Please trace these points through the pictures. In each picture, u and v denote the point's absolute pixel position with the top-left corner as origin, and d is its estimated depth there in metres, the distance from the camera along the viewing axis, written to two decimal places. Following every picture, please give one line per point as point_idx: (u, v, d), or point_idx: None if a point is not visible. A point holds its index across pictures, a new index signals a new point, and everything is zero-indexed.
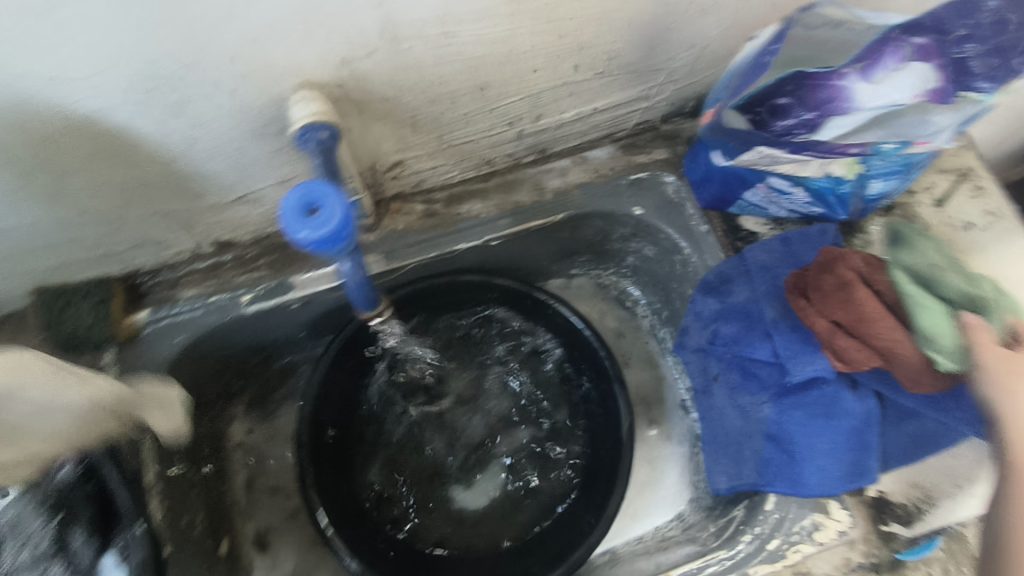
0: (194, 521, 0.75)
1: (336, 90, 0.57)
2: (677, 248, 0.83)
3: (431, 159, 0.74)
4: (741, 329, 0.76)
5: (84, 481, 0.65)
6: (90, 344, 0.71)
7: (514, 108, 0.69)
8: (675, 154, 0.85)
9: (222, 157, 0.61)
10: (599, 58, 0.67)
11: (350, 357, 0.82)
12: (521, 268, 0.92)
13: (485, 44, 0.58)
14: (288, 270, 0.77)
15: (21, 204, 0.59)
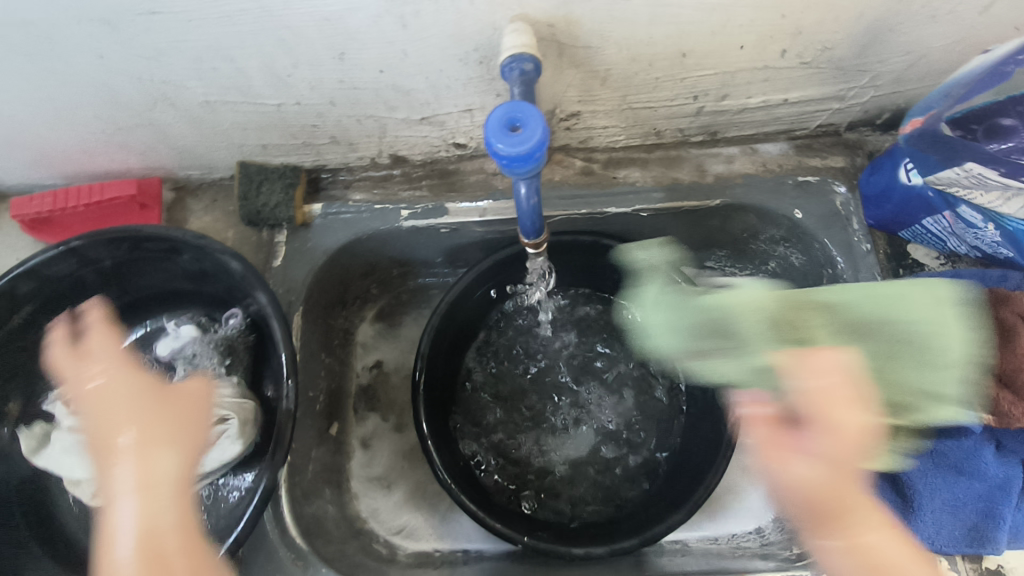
0: (318, 398, 0.83)
1: (546, 29, 0.60)
2: (830, 261, 0.79)
3: (607, 118, 0.75)
4: None
5: (247, 332, 0.74)
6: (278, 221, 0.81)
7: (705, 82, 0.70)
8: (852, 164, 0.81)
9: (428, 75, 0.66)
10: (806, 47, 0.65)
11: (480, 290, 0.87)
12: (658, 247, 0.92)
13: (703, 10, 0.59)
14: (446, 195, 0.82)
15: (255, 84, 0.67)
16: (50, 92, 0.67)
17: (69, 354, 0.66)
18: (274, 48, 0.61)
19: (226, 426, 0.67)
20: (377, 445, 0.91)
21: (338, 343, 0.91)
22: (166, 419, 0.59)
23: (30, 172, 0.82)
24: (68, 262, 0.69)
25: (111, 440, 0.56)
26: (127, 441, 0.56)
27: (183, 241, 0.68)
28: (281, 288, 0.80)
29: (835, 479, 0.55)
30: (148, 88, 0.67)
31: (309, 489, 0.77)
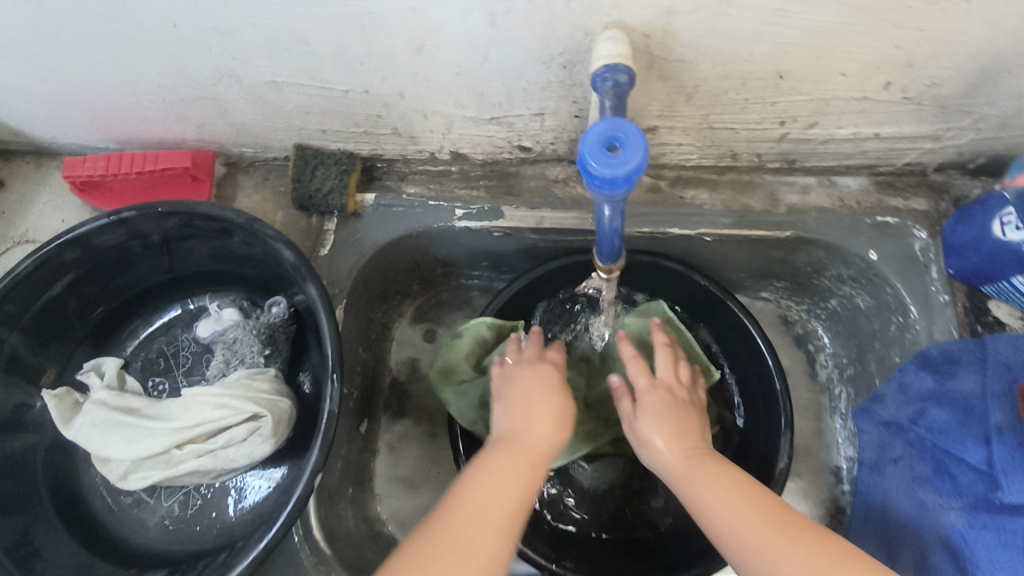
0: (351, 394, 0.81)
1: (640, 39, 0.56)
2: (901, 309, 0.74)
3: (683, 135, 0.72)
4: (955, 420, 0.67)
5: (289, 323, 0.72)
6: (329, 208, 0.79)
7: (796, 108, 0.66)
8: (936, 208, 0.76)
9: (505, 74, 0.63)
10: (913, 81, 0.60)
11: (527, 300, 0.84)
12: (714, 273, 0.88)
13: (810, 32, 0.54)
14: (503, 198, 0.79)
15: (325, 67, 0.64)
16: (117, 57, 0.65)
17: (547, 368, 0.66)
18: (353, 33, 0.59)
19: (259, 423, 0.64)
20: (404, 448, 0.88)
21: (375, 337, 0.88)
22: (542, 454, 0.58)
23: (85, 134, 0.80)
24: (117, 233, 0.68)
25: (541, 425, 0.59)
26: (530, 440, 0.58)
27: (234, 223, 0.66)
28: (326, 277, 0.78)
29: (676, 437, 0.63)
30: (217, 61, 0.65)
31: (335, 489, 0.75)
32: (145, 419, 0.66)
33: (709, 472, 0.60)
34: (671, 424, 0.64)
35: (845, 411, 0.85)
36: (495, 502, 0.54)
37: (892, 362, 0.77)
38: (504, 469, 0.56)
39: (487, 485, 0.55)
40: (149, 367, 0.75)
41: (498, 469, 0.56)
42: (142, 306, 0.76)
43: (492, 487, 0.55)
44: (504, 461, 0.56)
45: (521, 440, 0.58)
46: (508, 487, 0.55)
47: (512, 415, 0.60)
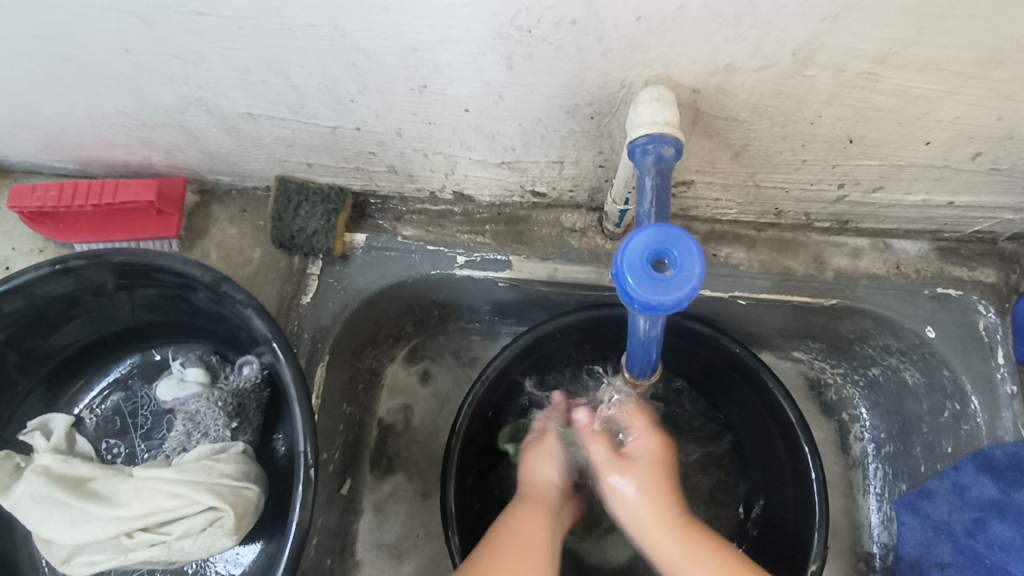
0: (332, 458, 0.72)
1: (687, 94, 0.47)
2: (959, 396, 0.65)
3: (723, 191, 0.62)
4: (1022, 539, 0.58)
5: (261, 388, 0.63)
6: (314, 251, 0.69)
7: (861, 172, 0.56)
8: (1005, 282, 0.67)
9: (521, 121, 0.53)
10: (1009, 154, 0.51)
11: (534, 359, 0.76)
12: (743, 333, 0.79)
13: (901, 99, 0.45)
14: (510, 246, 0.69)
15: (309, 103, 0.54)
16: (64, 80, 0.55)
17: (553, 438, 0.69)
18: (341, 71, 0.49)
19: (219, 514, 0.55)
20: (389, 511, 0.80)
21: (363, 387, 0.79)
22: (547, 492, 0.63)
23: (37, 154, 0.70)
24: (63, 284, 0.58)
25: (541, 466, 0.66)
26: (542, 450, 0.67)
27: (200, 280, 0.57)
28: (307, 329, 0.68)
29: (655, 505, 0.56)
30: (181, 91, 0.55)
31: (309, 568, 0.67)
32: (90, 499, 0.57)
33: (688, 538, 0.54)
34: (655, 478, 0.58)
35: (880, 492, 0.77)
36: (526, 536, 0.56)
37: (941, 451, 0.68)
38: (530, 519, 0.58)
39: (518, 531, 0.57)
40: (105, 426, 0.66)
41: (522, 517, 0.58)
42: (98, 355, 0.68)
43: (524, 529, 0.57)
44: (527, 512, 0.59)
45: (540, 493, 0.63)
46: (538, 532, 0.57)
47: (540, 462, 0.66)
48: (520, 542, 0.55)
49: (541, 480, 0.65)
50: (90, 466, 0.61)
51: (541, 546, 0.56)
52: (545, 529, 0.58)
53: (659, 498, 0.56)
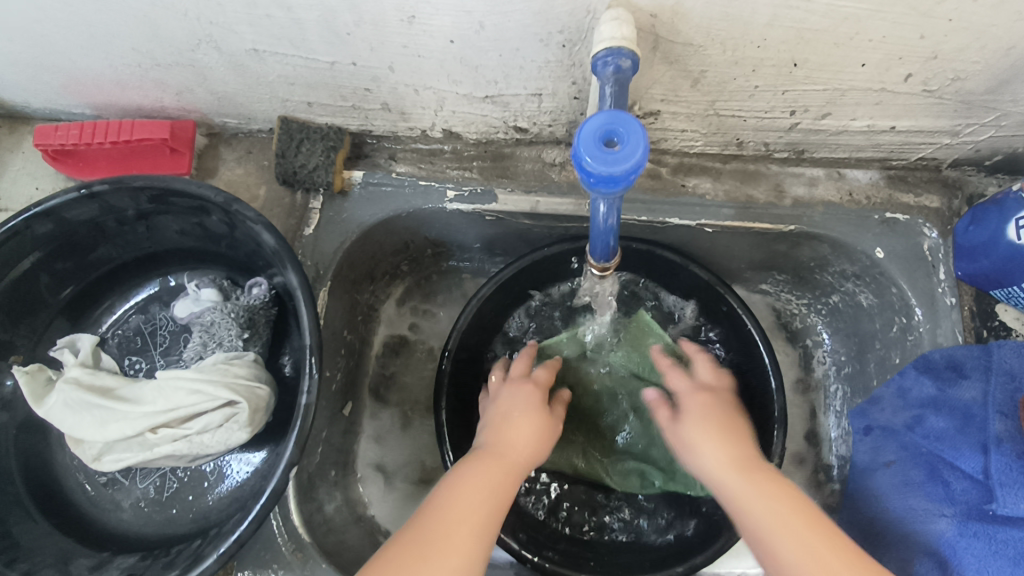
0: (335, 377, 0.78)
1: (646, 19, 0.53)
2: (906, 310, 0.72)
3: (688, 121, 0.68)
4: (953, 428, 0.65)
5: (270, 305, 0.69)
6: (315, 185, 0.74)
7: (809, 97, 0.62)
8: (948, 207, 0.73)
9: (501, 51, 0.59)
10: (936, 74, 0.57)
11: (519, 289, 0.82)
12: (714, 265, 0.85)
13: (833, 19, 0.51)
14: (496, 180, 0.75)
15: (309, 38, 0.60)
16: (86, 19, 0.61)
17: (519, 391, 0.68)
18: (337, 1, 0.54)
19: (236, 410, 0.62)
20: (388, 433, 0.86)
21: (362, 319, 0.85)
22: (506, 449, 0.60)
23: (58, 98, 0.76)
24: (89, 207, 0.64)
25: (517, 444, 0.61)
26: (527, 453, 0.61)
27: (213, 201, 0.63)
28: (309, 259, 0.74)
29: (723, 446, 0.58)
30: (193, 27, 0.60)
31: (316, 473, 0.73)
32: (118, 401, 0.64)
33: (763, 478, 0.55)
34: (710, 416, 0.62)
35: (839, 409, 0.83)
36: (461, 513, 0.53)
37: (891, 363, 0.75)
38: (471, 486, 0.55)
39: (453, 505, 0.54)
40: (126, 344, 0.73)
41: (465, 485, 0.55)
42: (119, 281, 0.74)
43: (465, 493, 0.54)
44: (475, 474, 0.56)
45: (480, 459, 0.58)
46: (475, 510, 0.53)
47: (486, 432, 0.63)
48: (453, 518, 0.52)
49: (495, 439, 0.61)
50: (115, 376, 0.67)
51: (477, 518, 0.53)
52: (489, 495, 0.55)
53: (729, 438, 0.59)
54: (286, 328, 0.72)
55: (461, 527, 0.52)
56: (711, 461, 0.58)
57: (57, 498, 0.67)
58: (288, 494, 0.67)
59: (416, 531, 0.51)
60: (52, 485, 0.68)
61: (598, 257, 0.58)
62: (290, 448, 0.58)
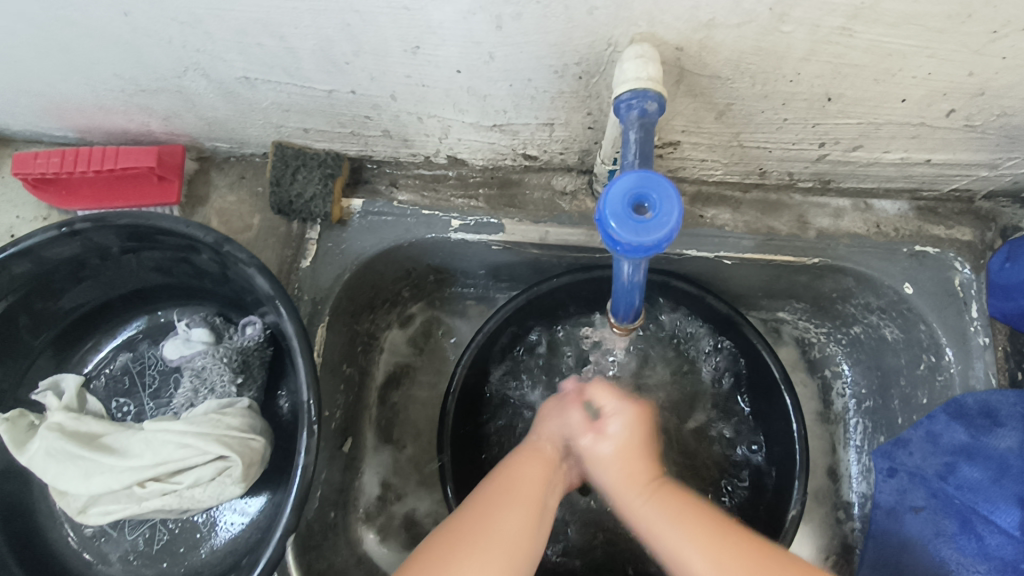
0: (334, 416, 0.74)
1: (671, 52, 0.49)
2: (935, 349, 0.68)
3: (709, 151, 0.64)
4: (988, 478, 0.62)
5: (264, 346, 0.65)
6: (312, 216, 0.70)
7: (841, 130, 0.58)
8: (981, 239, 0.69)
9: (512, 82, 0.55)
10: (981, 110, 0.54)
11: (526, 321, 0.78)
12: (730, 295, 0.81)
13: (875, 54, 0.48)
14: (503, 210, 0.71)
15: (304, 67, 0.56)
16: (65, 45, 0.57)
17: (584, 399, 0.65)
18: (336, 30, 0.50)
19: (228, 463, 0.58)
20: (388, 468, 0.82)
21: (362, 350, 0.80)
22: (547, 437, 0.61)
23: (39, 122, 0.72)
24: (69, 246, 0.60)
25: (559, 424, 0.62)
26: None
27: (202, 241, 0.59)
28: (306, 293, 0.69)
29: (628, 473, 0.56)
30: (180, 55, 0.56)
31: (315, 519, 0.69)
32: (102, 452, 0.60)
33: (661, 499, 0.54)
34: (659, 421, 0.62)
35: (860, 445, 0.80)
36: (517, 488, 0.56)
37: (918, 403, 0.71)
38: (523, 474, 0.57)
39: (512, 483, 0.56)
40: (113, 385, 0.69)
41: (514, 472, 0.57)
42: (106, 318, 0.70)
43: (522, 477, 0.56)
44: (526, 458, 0.58)
45: (536, 451, 0.59)
46: (536, 488, 0.56)
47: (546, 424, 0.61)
48: (508, 497, 0.55)
49: (551, 434, 0.60)
50: (101, 422, 0.63)
51: (534, 494, 0.56)
52: (540, 484, 0.57)
53: (635, 467, 0.56)
54: (282, 368, 0.68)
55: (514, 514, 0.53)
56: (620, 478, 0.56)
57: (41, 551, 0.64)
58: (286, 549, 0.64)
59: (470, 514, 0.53)
60: (36, 536, 0.64)
61: (621, 319, 0.61)
62: (286, 513, 0.54)
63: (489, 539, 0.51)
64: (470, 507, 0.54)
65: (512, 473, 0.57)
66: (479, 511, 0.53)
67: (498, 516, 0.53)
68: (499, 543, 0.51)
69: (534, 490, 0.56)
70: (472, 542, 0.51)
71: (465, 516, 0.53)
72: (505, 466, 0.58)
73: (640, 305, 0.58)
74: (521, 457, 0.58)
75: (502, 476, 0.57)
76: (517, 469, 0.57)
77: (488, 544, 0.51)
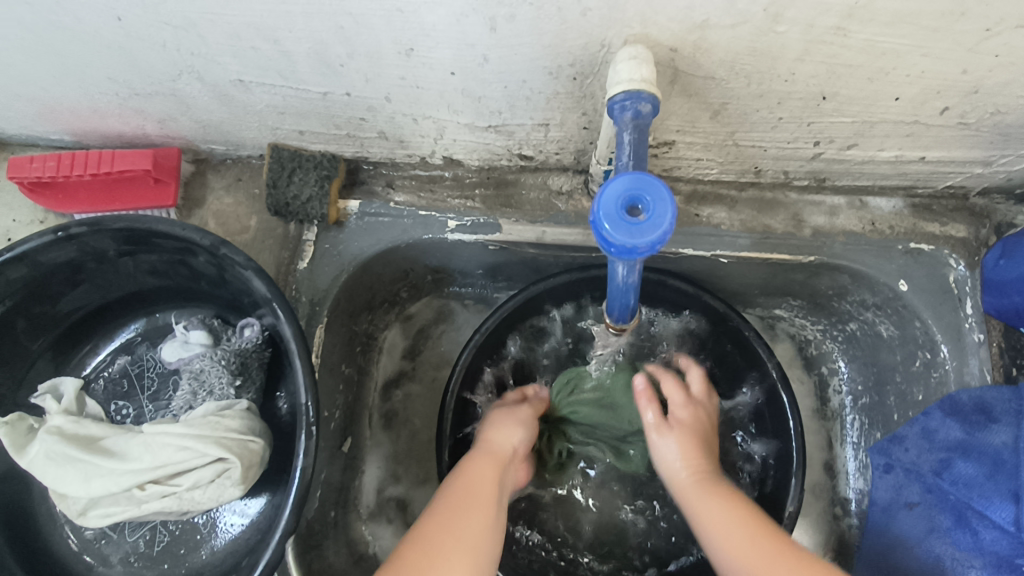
0: (333, 417, 0.75)
1: (666, 53, 0.49)
2: (930, 345, 0.68)
3: (704, 150, 0.64)
4: (982, 474, 0.62)
5: (262, 347, 0.66)
6: (308, 217, 0.70)
7: (836, 129, 0.58)
8: (976, 236, 0.69)
9: (506, 83, 0.55)
10: (975, 107, 0.54)
11: (524, 320, 0.78)
12: (726, 293, 0.81)
13: (869, 53, 0.48)
14: (500, 210, 0.71)
15: (300, 69, 0.56)
16: (59, 50, 0.57)
17: (525, 409, 0.70)
18: (330, 33, 0.50)
19: (227, 465, 0.59)
20: (386, 468, 0.82)
21: (360, 350, 0.81)
22: (489, 446, 0.64)
23: (34, 126, 0.72)
24: (66, 250, 0.60)
25: (502, 433, 0.66)
26: (514, 437, 0.66)
27: (199, 244, 0.59)
28: (304, 294, 0.69)
29: (689, 460, 0.64)
30: (175, 58, 0.56)
31: (315, 519, 0.70)
32: (101, 455, 0.60)
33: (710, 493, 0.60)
34: (691, 438, 0.65)
35: (856, 441, 0.80)
36: (481, 488, 0.57)
37: (913, 399, 0.71)
38: (479, 474, 0.59)
39: (471, 484, 0.57)
40: (112, 388, 0.69)
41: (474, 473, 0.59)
42: (104, 320, 0.71)
43: (479, 479, 0.58)
44: (478, 463, 0.60)
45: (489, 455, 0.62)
46: (493, 489, 0.58)
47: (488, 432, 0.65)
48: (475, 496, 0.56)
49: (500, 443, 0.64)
50: (100, 425, 0.63)
51: (491, 495, 0.57)
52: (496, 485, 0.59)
53: (693, 454, 0.64)
54: (280, 369, 0.68)
55: (478, 515, 0.55)
56: (683, 472, 0.63)
57: (42, 553, 0.64)
58: (286, 549, 0.64)
59: (433, 519, 0.54)
60: (36, 538, 0.64)
61: (617, 320, 0.61)
62: (285, 516, 0.55)
63: (455, 542, 0.52)
64: (434, 512, 0.55)
65: (466, 476, 0.59)
66: (443, 513, 0.54)
67: (465, 515, 0.54)
68: (466, 545, 0.52)
69: (491, 491, 0.58)
70: (446, 540, 0.52)
71: (432, 517, 0.54)
72: (458, 471, 0.60)
73: (634, 306, 0.58)
74: (470, 463, 0.60)
75: (458, 481, 0.58)
76: (469, 472, 0.59)
77: (458, 546, 0.52)
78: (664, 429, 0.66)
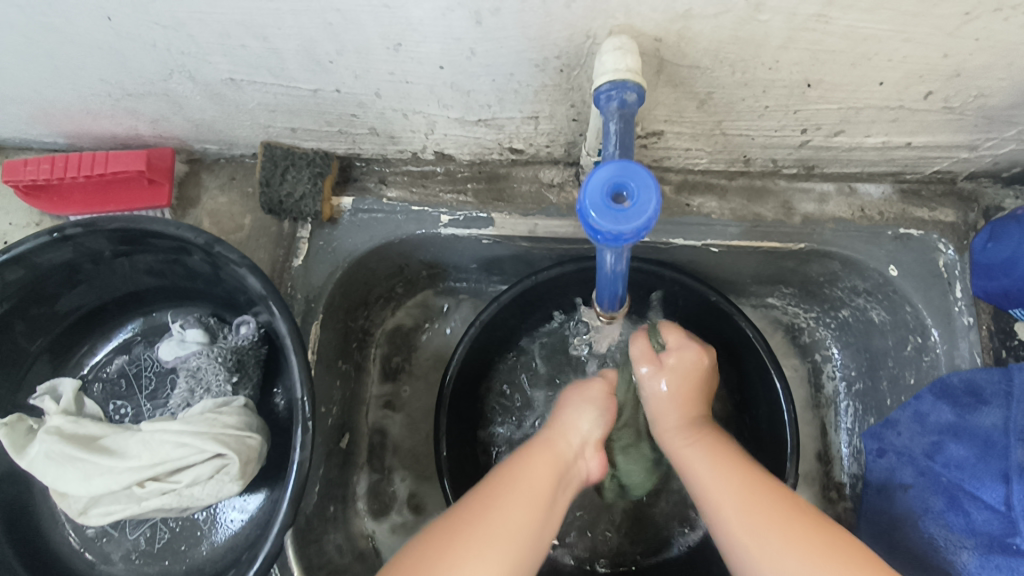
0: (330, 413, 0.75)
1: (650, 43, 0.49)
2: (921, 329, 0.69)
3: (692, 140, 0.64)
4: (974, 456, 0.63)
5: (259, 345, 0.66)
6: (302, 214, 0.70)
7: (822, 116, 0.59)
8: (964, 220, 0.70)
9: (494, 76, 0.55)
10: (958, 91, 0.54)
11: (517, 314, 0.78)
12: (719, 283, 0.81)
13: (852, 39, 0.49)
14: (492, 204, 0.71)
15: (289, 66, 0.56)
16: (50, 52, 0.57)
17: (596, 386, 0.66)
18: (317, 30, 0.51)
19: (226, 461, 0.59)
20: (384, 463, 0.83)
21: (357, 346, 0.81)
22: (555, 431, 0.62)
23: (27, 129, 0.72)
24: (61, 251, 0.61)
25: (574, 420, 0.62)
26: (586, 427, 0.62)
27: (193, 242, 0.59)
28: (298, 292, 0.70)
29: (682, 409, 0.63)
30: (164, 58, 0.57)
31: (315, 514, 0.70)
32: (101, 453, 0.60)
33: (709, 443, 0.60)
34: (689, 386, 0.64)
35: (851, 427, 0.80)
36: (526, 476, 0.56)
37: (906, 383, 0.72)
38: (532, 463, 0.57)
39: (520, 471, 0.57)
40: (111, 389, 0.70)
41: (523, 465, 0.57)
42: (101, 322, 0.71)
43: (533, 467, 0.57)
44: (535, 451, 0.59)
45: (548, 443, 0.60)
46: (541, 481, 0.56)
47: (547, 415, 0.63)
48: (522, 486, 0.55)
49: (564, 427, 0.62)
50: (99, 424, 0.64)
51: (539, 487, 0.56)
52: (550, 474, 0.57)
53: (689, 398, 0.64)
54: (277, 366, 0.69)
55: (518, 506, 0.54)
56: (676, 420, 0.62)
57: (45, 552, 0.65)
58: (286, 543, 0.65)
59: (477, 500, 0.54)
60: (39, 537, 0.65)
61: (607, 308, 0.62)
62: (283, 509, 0.55)
63: (486, 527, 0.52)
64: (477, 495, 0.55)
65: (520, 463, 0.58)
66: (482, 500, 0.54)
67: (503, 503, 0.54)
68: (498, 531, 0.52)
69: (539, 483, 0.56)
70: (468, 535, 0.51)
71: (471, 504, 0.54)
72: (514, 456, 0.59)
73: (623, 294, 0.59)
74: (534, 442, 0.60)
75: (513, 466, 0.58)
76: (523, 459, 0.58)
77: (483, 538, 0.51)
78: (659, 369, 0.64)
